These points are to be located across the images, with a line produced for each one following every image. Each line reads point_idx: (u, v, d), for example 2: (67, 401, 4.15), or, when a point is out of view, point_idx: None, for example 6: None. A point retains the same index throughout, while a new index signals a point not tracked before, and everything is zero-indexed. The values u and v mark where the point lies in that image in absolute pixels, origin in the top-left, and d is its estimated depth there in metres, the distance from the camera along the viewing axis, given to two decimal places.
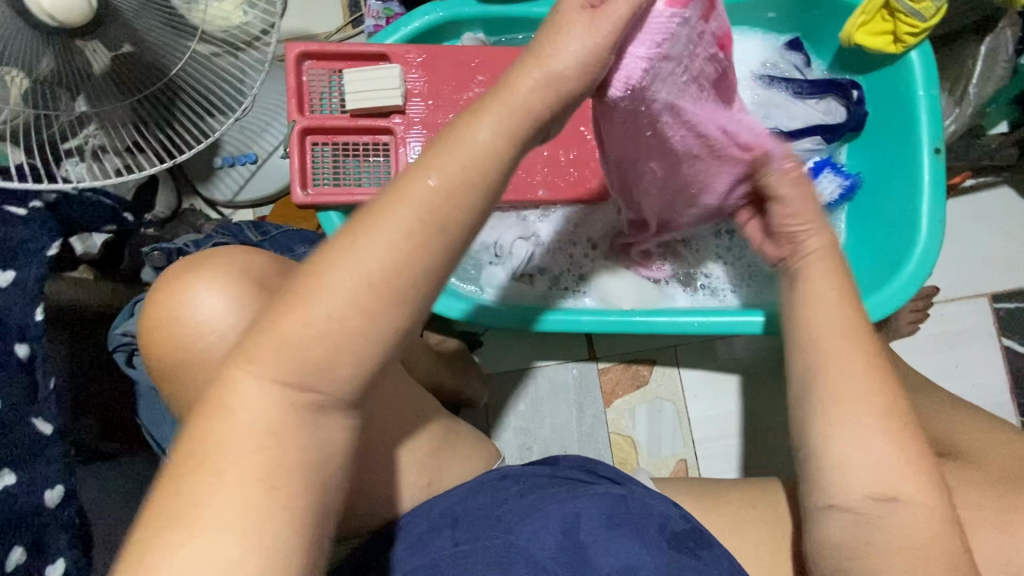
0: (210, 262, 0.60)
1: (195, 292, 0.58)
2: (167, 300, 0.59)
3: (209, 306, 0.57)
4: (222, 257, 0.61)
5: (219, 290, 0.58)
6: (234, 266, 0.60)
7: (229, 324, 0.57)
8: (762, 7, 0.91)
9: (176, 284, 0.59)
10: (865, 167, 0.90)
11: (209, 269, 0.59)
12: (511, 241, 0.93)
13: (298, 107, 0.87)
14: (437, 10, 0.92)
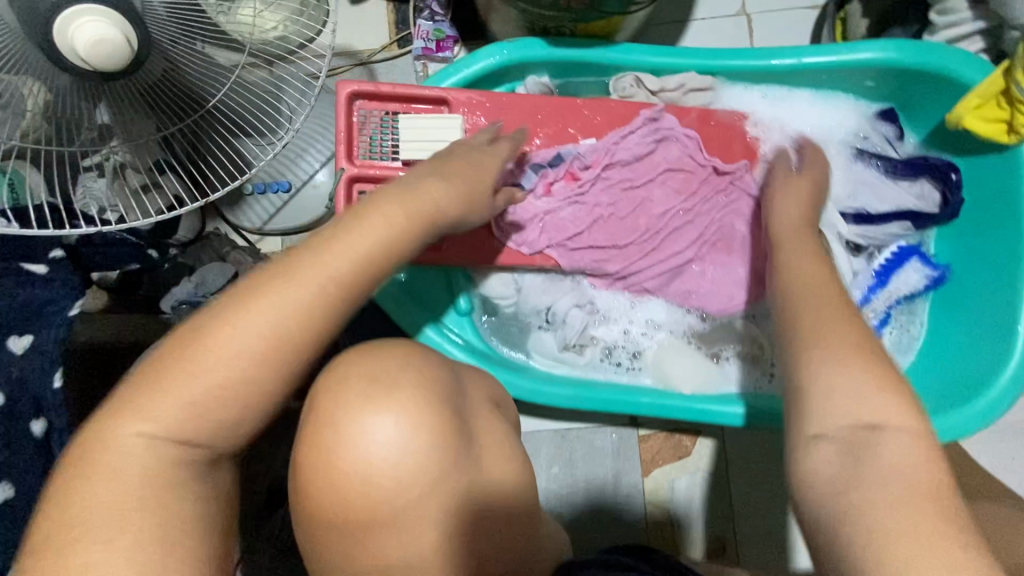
0: (345, 376, 0.46)
1: (358, 432, 0.44)
2: (333, 440, 0.44)
3: (379, 445, 0.44)
4: (350, 365, 0.47)
5: (383, 426, 0.44)
6: (395, 384, 0.46)
7: (395, 466, 0.45)
8: (856, 75, 0.83)
9: (346, 415, 0.44)
10: (955, 257, 0.83)
11: (349, 398, 0.45)
12: (565, 309, 0.86)
13: (347, 153, 0.79)
14: (501, 51, 0.84)
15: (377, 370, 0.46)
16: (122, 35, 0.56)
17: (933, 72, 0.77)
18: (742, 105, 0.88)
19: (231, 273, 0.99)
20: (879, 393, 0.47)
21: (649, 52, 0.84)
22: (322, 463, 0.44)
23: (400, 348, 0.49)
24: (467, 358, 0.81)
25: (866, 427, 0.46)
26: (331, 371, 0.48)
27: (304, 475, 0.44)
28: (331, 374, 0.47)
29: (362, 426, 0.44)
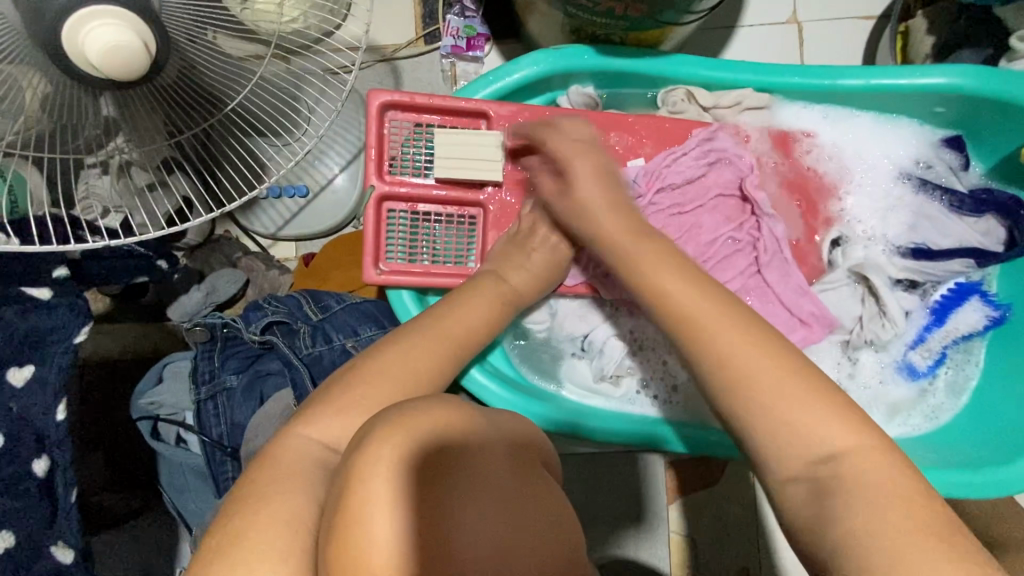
0: (374, 441, 0.31)
1: (364, 524, 0.29)
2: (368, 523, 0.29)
3: (385, 548, 0.28)
4: (381, 434, 0.32)
5: (402, 522, 0.29)
6: (430, 454, 0.31)
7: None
8: (926, 100, 0.77)
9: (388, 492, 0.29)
10: (1022, 297, 0.78)
11: (370, 477, 0.30)
12: (603, 338, 0.82)
13: (377, 170, 0.74)
14: (546, 60, 0.78)
15: (406, 452, 0.30)
16: (140, 40, 0.51)
17: (1011, 101, 0.72)
18: (799, 126, 0.82)
19: (243, 281, 0.93)
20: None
21: (704, 65, 0.78)
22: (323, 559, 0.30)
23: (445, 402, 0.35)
24: (502, 391, 0.76)
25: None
26: (358, 438, 0.33)
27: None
28: (359, 440, 0.33)
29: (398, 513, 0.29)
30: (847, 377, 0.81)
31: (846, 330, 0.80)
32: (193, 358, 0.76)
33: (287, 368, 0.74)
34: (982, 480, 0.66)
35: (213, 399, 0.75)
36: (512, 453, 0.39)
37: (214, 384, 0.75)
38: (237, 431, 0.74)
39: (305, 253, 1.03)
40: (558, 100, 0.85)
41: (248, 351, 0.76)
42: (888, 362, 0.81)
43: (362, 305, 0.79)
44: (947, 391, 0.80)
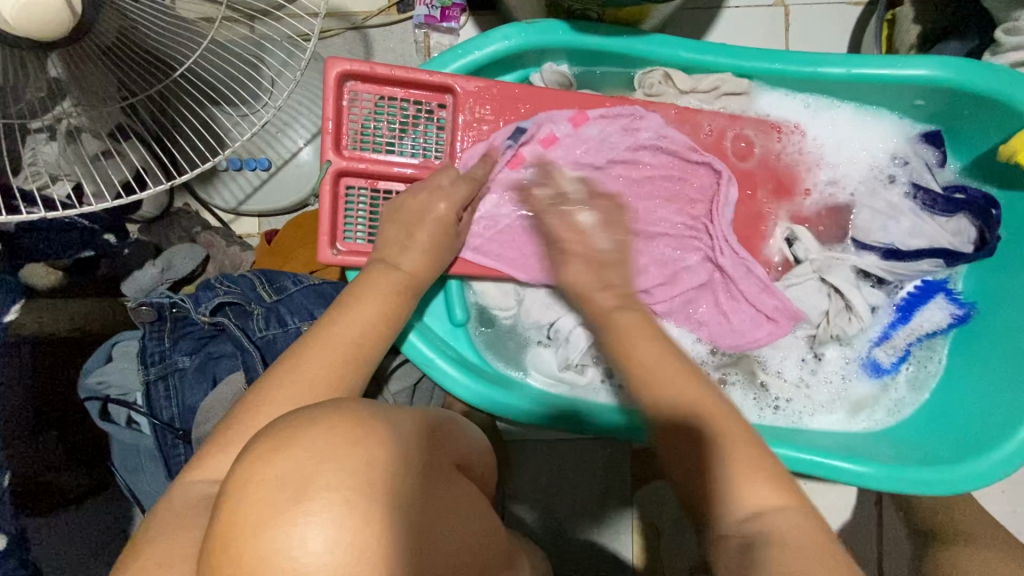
0: (258, 462, 0.36)
1: (257, 496, 0.35)
2: (259, 500, 0.35)
3: (305, 557, 0.33)
4: (267, 449, 0.36)
5: (306, 529, 0.34)
6: (325, 464, 0.36)
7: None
8: (903, 91, 0.75)
9: (279, 470, 0.35)
10: (986, 293, 0.78)
11: (264, 492, 0.35)
12: (570, 327, 0.79)
13: (335, 145, 0.70)
14: (517, 34, 0.74)
15: (290, 468, 0.35)
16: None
17: (992, 97, 0.70)
18: (777, 113, 0.80)
19: (203, 257, 0.90)
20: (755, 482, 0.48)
21: (682, 47, 0.75)
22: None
23: (334, 408, 0.40)
24: (462, 377, 0.75)
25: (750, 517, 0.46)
26: (245, 456, 0.37)
27: (227, 553, 0.34)
28: (241, 462, 0.37)
29: (292, 492, 0.34)
30: (812, 372, 0.81)
31: (810, 323, 0.80)
32: (141, 338, 0.74)
33: (239, 350, 0.70)
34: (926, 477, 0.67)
35: (163, 379, 0.72)
36: (426, 459, 0.43)
37: (164, 365, 0.72)
38: (189, 413, 0.73)
39: (268, 229, 1.00)
40: (532, 77, 0.82)
41: (201, 333, 0.74)
42: (853, 358, 0.81)
43: (319, 287, 0.76)
44: (909, 385, 0.81)
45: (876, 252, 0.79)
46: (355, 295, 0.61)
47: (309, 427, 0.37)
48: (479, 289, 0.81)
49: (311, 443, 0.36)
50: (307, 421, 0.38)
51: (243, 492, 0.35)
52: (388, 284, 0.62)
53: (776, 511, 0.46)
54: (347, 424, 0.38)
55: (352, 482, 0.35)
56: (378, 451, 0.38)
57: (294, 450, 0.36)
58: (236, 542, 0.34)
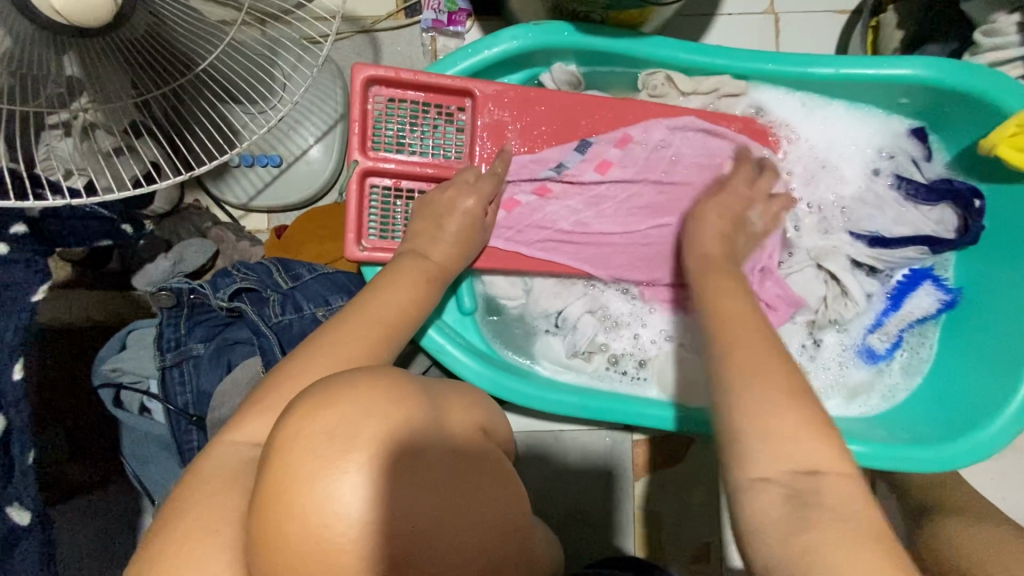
0: (303, 417, 0.37)
1: (295, 452, 0.35)
2: (298, 455, 0.35)
3: (349, 508, 0.34)
4: (310, 407, 0.37)
5: (349, 483, 0.35)
6: (364, 422, 0.37)
7: (362, 538, 0.35)
8: (889, 89, 0.79)
9: (318, 426, 0.36)
10: (973, 280, 0.81)
11: (304, 448, 0.35)
12: (577, 315, 0.82)
13: (361, 145, 0.73)
14: (527, 34, 0.77)
15: (333, 425, 0.36)
16: None
17: (975, 95, 0.75)
18: (772, 112, 0.84)
19: (213, 251, 0.92)
20: None
21: (683, 48, 0.79)
22: (269, 525, 0.35)
23: (373, 371, 0.41)
24: (473, 362, 0.77)
25: (807, 473, 0.47)
26: (288, 412, 0.38)
27: (266, 504, 0.35)
28: (285, 418, 0.38)
29: (333, 450, 0.35)
30: (811, 358, 0.84)
31: (807, 309, 0.83)
32: (159, 324, 0.75)
33: (256, 335, 0.72)
34: (920, 454, 0.70)
35: (179, 366, 0.74)
36: (449, 427, 0.44)
37: (180, 351, 0.74)
38: (203, 399, 0.74)
39: (278, 225, 1.02)
40: (539, 77, 0.85)
41: (216, 320, 0.76)
42: (848, 346, 0.84)
43: (333, 275, 0.79)
44: (902, 371, 0.84)
45: (863, 244, 0.83)
46: (385, 280, 0.63)
47: (351, 385, 0.38)
48: (488, 280, 0.83)
49: (355, 400, 0.37)
50: (348, 381, 0.39)
51: (283, 445, 0.36)
52: (404, 270, 0.65)
53: (831, 473, 0.47)
54: (382, 388, 0.39)
55: (392, 438, 0.37)
56: (413, 412, 0.39)
57: (329, 408, 0.37)
58: (275, 494, 0.35)
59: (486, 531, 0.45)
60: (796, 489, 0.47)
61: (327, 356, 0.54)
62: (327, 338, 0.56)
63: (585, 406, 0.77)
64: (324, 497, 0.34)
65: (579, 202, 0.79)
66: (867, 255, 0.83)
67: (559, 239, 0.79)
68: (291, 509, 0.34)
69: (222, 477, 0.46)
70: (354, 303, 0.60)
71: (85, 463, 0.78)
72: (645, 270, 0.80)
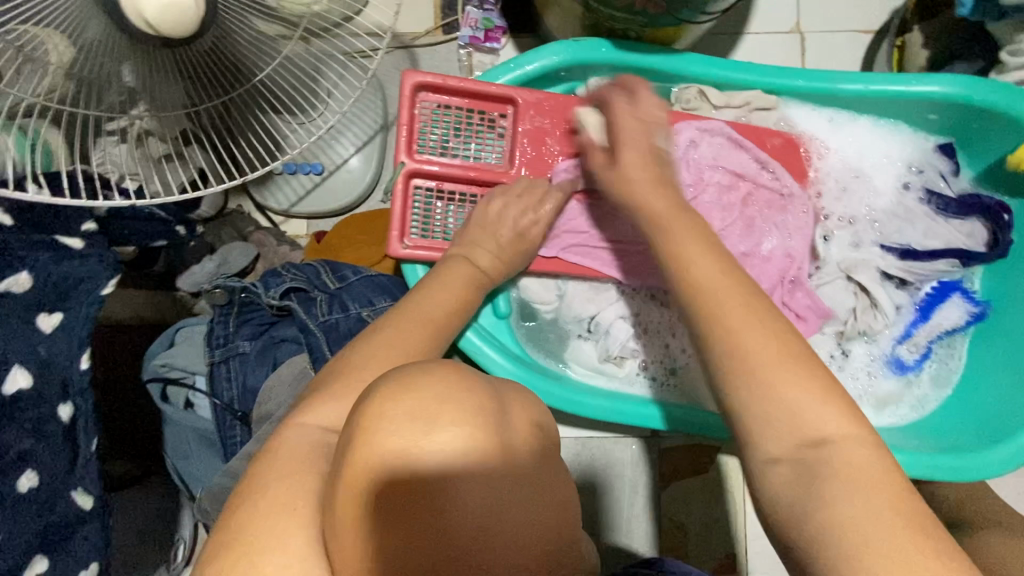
0: (383, 401, 0.36)
1: (376, 434, 0.35)
2: (379, 435, 0.35)
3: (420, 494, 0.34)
4: (392, 391, 0.37)
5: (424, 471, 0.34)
6: (445, 410, 0.35)
7: (440, 520, 0.35)
8: (918, 105, 0.82)
9: (401, 411, 0.35)
10: (1000, 294, 0.83)
11: (384, 430, 0.35)
12: (610, 319, 0.84)
13: (408, 147, 0.76)
14: (567, 49, 0.81)
15: (414, 410, 0.35)
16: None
17: (1005, 113, 0.77)
18: (802, 126, 0.87)
19: (254, 255, 0.96)
20: (820, 409, 0.45)
21: (717, 64, 0.81)
22: (351, 497, 0.36)
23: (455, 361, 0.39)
24: (508, 364, 0.79)
25: (814, 444, 0.44)
26: (369, 393, 0.38)
27: (350, 479, 0.36)
28: (366, 399, 0.37)
29: (411, 436, 0.34)
30: (841, 368, 0.85)
31: (839, 320, 0.84)
32: (209, 321, 0.78)
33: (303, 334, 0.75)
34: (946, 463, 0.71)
35: (226, 362, 0.76)
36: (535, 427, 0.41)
37: (227, 348, 0.76)
38: (248, 395, 0.76)
39: (315, 231, 1.05)
40: (576, 90, 0.88)
41: (261, 319, 0.79)
42: (877, 356, 0.85)
43: (376, 277, 0.81)
44: (932, 383, 0.84)
45: (893, 256, 0.84)
46: (431, 280, 0.66)
47: (432, 372, 0.37)
48: (523, 284, 0.85)
49: (436, 387, 0.36)
50: (428, 369, 0.38)
51: (367, 425, 0.36)
52: (448, 272, 0.67)
53: None
54: (463, 380, 0.37)
55: (476, 428, 0.35)
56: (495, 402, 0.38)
57: (412, 394, 0.36)
58: (359, 470, 0.36)
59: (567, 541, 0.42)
60: (802, 459, 0.44)
61: (382, 350, 0.56)
62: (380, 334, 0.58)
63: (616, 411, 0.79)
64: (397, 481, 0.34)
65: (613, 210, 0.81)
66: (897, 267, 0.84)
67: (593, 246, 0.81)
68: (370, 488, 0.35)
69: (279, 461, 0.48)
70: (404, 300, 0.63)
71: (128, 457, 0.83)
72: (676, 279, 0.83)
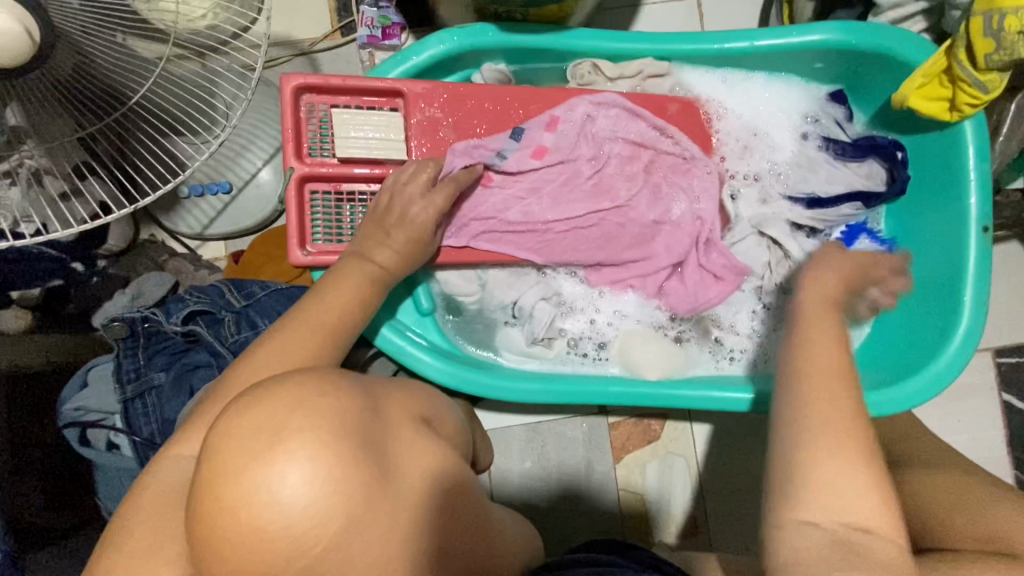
0: (231, 420, 0.39)
1: (230, 451, 0.37)
2: (232, 453, 0.37)
3: (286, 493, 0.36)
4: (239, 409, 0.39)
5: (285, 471, 0.37)
6: (296, 415, 0.39)
7: (302, 522, 0.37)
8: (801, 56, 0.83)
9: (251, 426, 0.38)
10: (905, 230, 0.85)
11: (238, 445, 0.37)
12: (532, 303, 0.84)
13: (296, 152, 0.75)
14: (452, 37, 0.80)
15: (266, 419, 0.38)
16: (19, 24, 0.51)
17: (881, 53, 0.79)
18: (697, 89, 0.88)
19: (172, 283, 0.91)
20: None
21: (602, 36, 0.82)
22: (209, 523, 0.37)
23: (305, 371, 0.43)
24: (433, 359, 0.78)
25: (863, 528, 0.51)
26: (218, 419, 0.40)
27: (206, 501, 0.37)
28: (216, 424, 0.40)
29: (268, 446, 0.37)
30: (763, 322, 0.86)
31: (753, 276, 0.86)
32: (115, 358, 0.74)
33: (215, 357, 0.75)
34: (877, 398, 0.73)
35: (141, 397, 0.73)
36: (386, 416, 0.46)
37: (140, 382, 0.73)
38: (168, 426, 0.73)
39: (235, 251, 1.02)
40: (473, 78, 0.88)
41: (174, 347, 0.76)
42: (798, 306, 0.87)
43: (287, 290, 0.80)
44: None
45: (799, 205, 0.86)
46: (325, 285, 0.65)
47: (278, 384, 0.41)
48: (441, 277, 0.84)
49: (282, 396, 0.40)
50: (275, 383, 0.41)
51: (218, 448, 0.38)
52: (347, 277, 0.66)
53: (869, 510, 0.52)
54: (313, 386, 0.41)
55: (324, 424, 0.39)
56: (345, 399, 0.42)
57: (258, 408, 0.39)
58: (213, 491, 0.37)
59: (431, 516, 0.46)
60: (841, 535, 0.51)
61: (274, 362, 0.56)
62: (273, 346, 0.58)
63: (545, 392, 0.79)
64: (258, 487, 0.36)
65: (518, 191, 0.81)
66: (806, 216, 0.86)
67: (503, 231, 0.81)
68: (228, 503, 0.36)
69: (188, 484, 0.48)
70: (298, 309, 0.62)
71: (61, 511, 0.77)
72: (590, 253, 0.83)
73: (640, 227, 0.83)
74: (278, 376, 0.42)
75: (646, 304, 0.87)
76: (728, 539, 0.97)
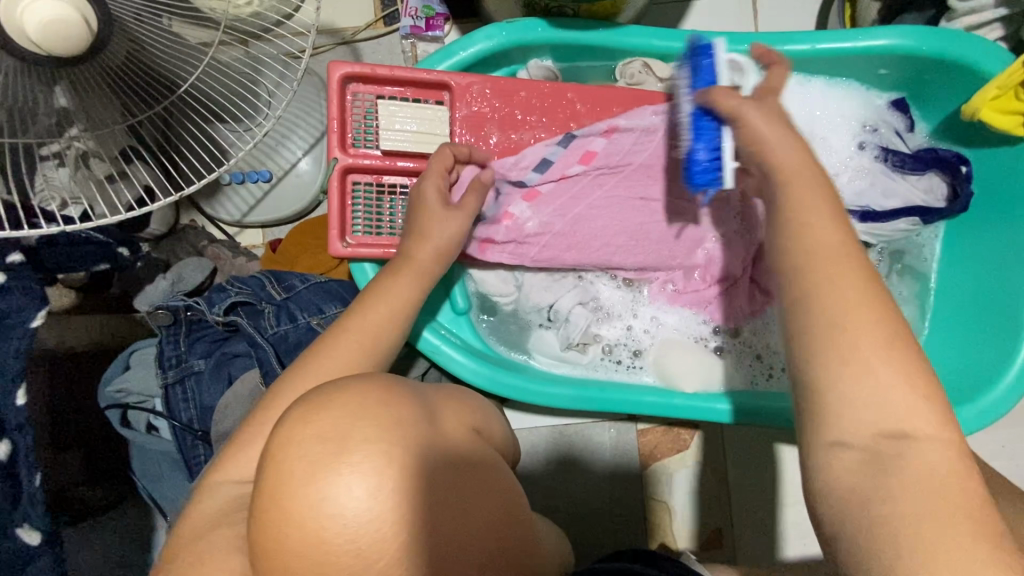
0: (292, 428, 0.39)
1: (290, 459, 0.37)
2: (296, 460, 0.37)
3: (349, 504, 0.36)
4: (299, 416, 0.39)
5: (348, 482, 0.37)
6: (359, 423, 0.39)
7: (366, 534, 0.37)
8: (866, 61, 0.79)
9: (313, 435, 0.38)
10: (966, 245, 0.82)
11: (303, 453, 0.37)
12: (569, 307, 0.83)
13: (341, 143, 0.75)
14: (500, 31, 0.78)
15: (329, 428, 0.38)
16: (78, 12, 0.51)
17: (956, 62, 0.74)
18: None
19: (210, 269, 0.91)
20: None
21: (656, 34, 0.79)
22: (269, 531, 0.37)
23: (360, 377, 0.43)
24: (469, 361, 0.77)
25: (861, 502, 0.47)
26: (276, 425, 0.40)
27: (269, 509, 0.37)
28: (274, 431, 0.40)
29: (333, 456, 0.37)
30: None
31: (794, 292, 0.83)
32: (158, 342, 0.76)
33: (254, 348, 0.75)
34: None
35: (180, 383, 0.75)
36: (440, 423, 0.46)
37: (181, 368, 0.75)
38: (207, 414, 0.75)
39: (272, 239, 1.03)
40: (519, 73, 0.86)
41: (215, 335, 0.78)
42: None
43: (326, 284, 0.81)
44: None
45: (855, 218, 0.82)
46: (366, 294, 0.65)
47: (334, 393, 0.41)
48: (479, 277, 0.84)
49: (341, 405, 0.40)
50: (328, 391, 0.41)
51: (281, 456, 0.38)
52: (389, 281, 0.67)
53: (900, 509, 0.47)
54: (372, 393, 0.41)
55: (387, 434, 0.39)
56: (401, 409, 0.42)
57: (318, 418, 0.39)
58: (275, 500, 0.37)
59: (475, 527, 0.47)
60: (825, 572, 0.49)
61: None
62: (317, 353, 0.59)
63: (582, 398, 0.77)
64: (325, 498, 0.36)
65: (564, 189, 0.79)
66: (863, 231, 0.82)
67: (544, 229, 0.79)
68: (293, 513, 0.36)
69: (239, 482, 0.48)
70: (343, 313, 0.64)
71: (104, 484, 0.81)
72: (631, 258, 0.81)
73: (685, 234, 0.80)
74: (334, 381, 0.42)
75: (689, 315, 0.85)
76: (757, 556, 0.95)
